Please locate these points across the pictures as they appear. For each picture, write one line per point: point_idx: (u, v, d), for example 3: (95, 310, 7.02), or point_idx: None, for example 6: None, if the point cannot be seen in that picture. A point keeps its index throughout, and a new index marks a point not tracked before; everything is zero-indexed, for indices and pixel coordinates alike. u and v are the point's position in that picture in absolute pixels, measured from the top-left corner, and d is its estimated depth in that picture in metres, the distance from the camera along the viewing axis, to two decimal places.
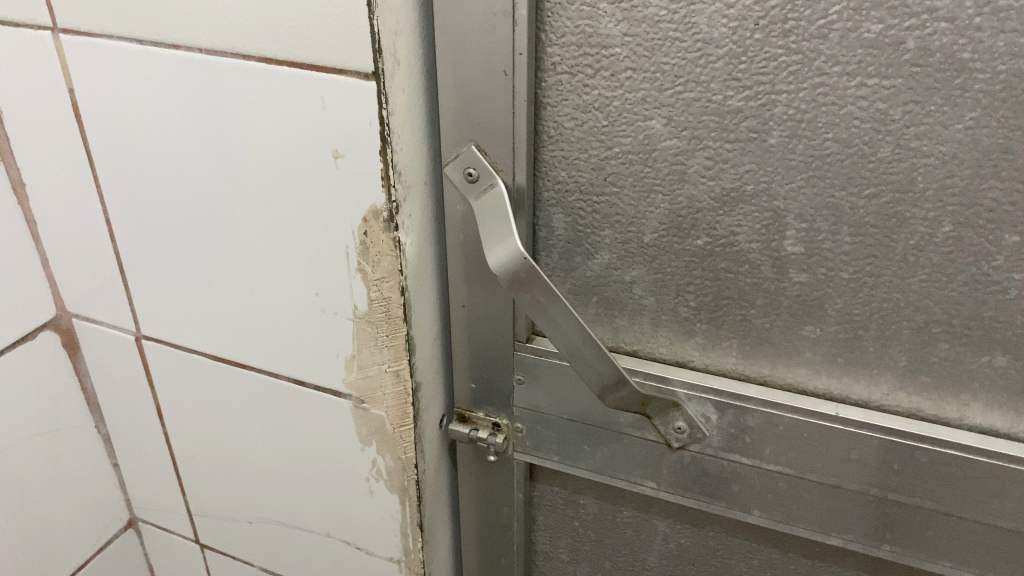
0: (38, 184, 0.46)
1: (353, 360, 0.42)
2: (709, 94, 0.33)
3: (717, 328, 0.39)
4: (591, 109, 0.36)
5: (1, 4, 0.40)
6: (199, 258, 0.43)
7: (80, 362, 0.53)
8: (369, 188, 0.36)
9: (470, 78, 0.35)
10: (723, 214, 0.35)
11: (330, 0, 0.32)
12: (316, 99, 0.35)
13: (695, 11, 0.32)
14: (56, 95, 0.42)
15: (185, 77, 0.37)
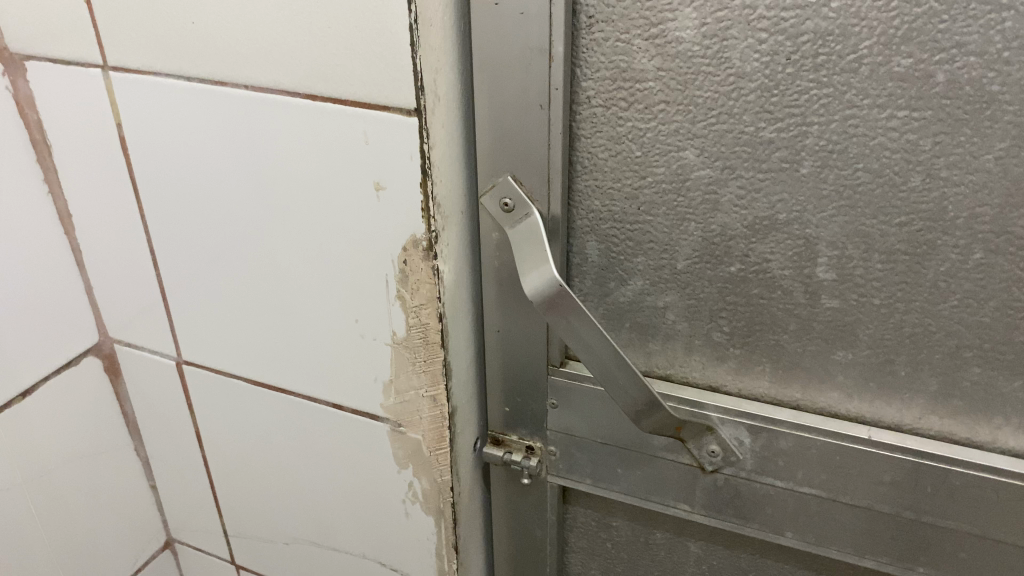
0: (84, 214, 0.47)
1: (391, 385, 0.43)
2: (741, 126, 0.34)
3: (750, 353, 0.39)
4: (625, 140, 0.36)
5: (53, 43, 0.41)
6: (240, 286, 0.44)
7: (120, 387, 0.54)
8: (409, 218, 0.37)
9: (507, 111, 0.36)
10: (756, 241, 0.36)
11: (373, 40, 0.33)
12: (359, 134, 0.36)
13: (728, 47, 0.33)
14: (104, 129, 0.43)
15: (231, 112, 0.39)
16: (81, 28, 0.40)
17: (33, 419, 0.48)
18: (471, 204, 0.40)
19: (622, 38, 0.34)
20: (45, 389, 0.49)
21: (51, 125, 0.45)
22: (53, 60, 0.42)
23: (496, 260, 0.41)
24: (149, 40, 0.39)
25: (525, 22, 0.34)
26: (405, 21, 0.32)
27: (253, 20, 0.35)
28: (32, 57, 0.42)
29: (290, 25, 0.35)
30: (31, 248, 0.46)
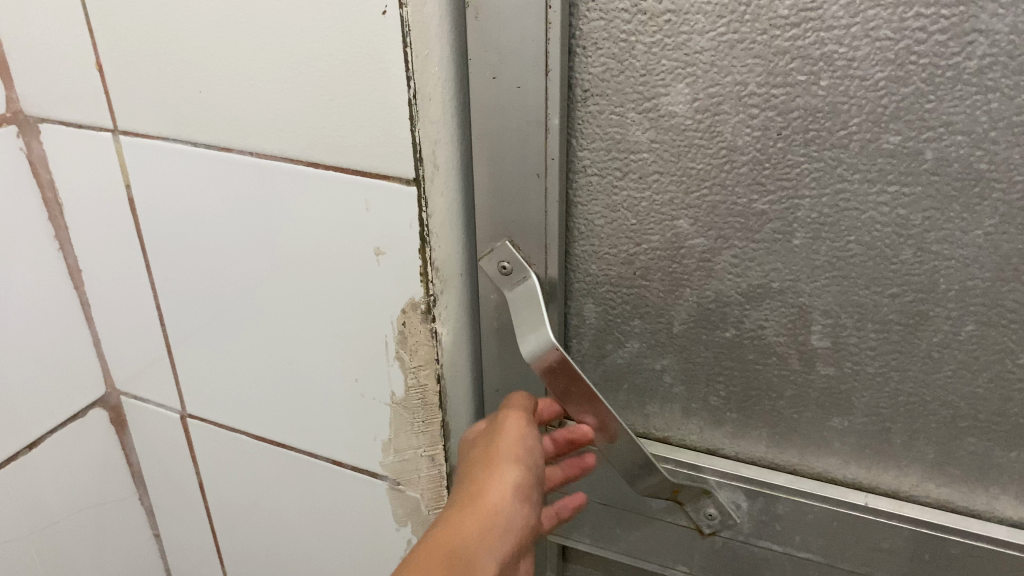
0: (94, 270, 0.48)
1: (390, 443, 0.43)
2: (733, 198, 0.34)
3: (746, 417, 0.39)
4: (620, 208, 0.37)
5: (67, 108, 0.43)
6: (244, 344, 0.45)
7: (126, 438, 0.54)
8: (408, 283, 0.38)
9: (504, 179, 0.37)
10: (751, 308, 0.37)
11: (374, 112, 0.34)
12: (361, 202, 0.37)
13: (719, 121, 0.33)
14: (113, 190, 0.44)
15: (236, 177, 0.40)
16: (94, 94, 0.41)
17: (38, 470, 0.49)
18: (470, 266, 0.41)
19: (617, 111, 0.35)
20: (50, 442, 0.49)
21: (63, 185, 0.46)
22: (66, 123, 0.43)
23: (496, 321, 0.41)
24: (158, 106, 0.40)
25: (522, 95, 0.35)
26: (404, 95, 0.33)
27: (258, 91, 0.37)
28: (46, 119, 0.44)
29: (295, 97, 0.36)
30: (40, 303, 0.47)
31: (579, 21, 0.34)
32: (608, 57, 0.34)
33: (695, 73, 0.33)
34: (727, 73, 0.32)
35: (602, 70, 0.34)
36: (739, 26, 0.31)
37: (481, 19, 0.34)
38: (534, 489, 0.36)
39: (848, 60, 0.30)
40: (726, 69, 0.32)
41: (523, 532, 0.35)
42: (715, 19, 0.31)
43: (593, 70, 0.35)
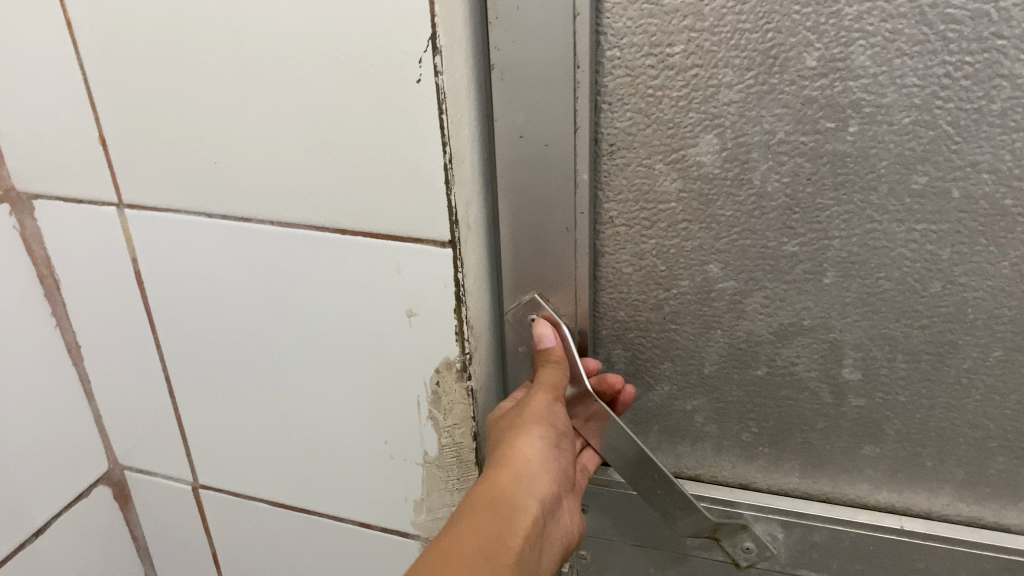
0: (94, 345, 0.47)
1: (423, 502, 0.43)
2: (763, 242, 0.35)
3: (779, 451, 0.40)
4: (649, 256, 0.37)
5: (65, 183, 0.41)
6: (262, 412, 0.44)
7: (131, 513, 0.53)
8: (443, 343, 0.37)
9: (533, 235, 0.37)
10: (782, 346, 0.37)
11: (406, 177, 0.34)
12: (392, 265, 0.36)
13: (749, 169, 0.34)
14: (117, 263, 0.43)
15: (255, 246, 0.39)
16: (97, 167, 0.40)
17: (49, 558, 0.47)
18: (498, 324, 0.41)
19: (644, 162, 0.35)
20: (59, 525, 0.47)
21: (59, 260, 0.44)
22: (64, 198, 0.42)
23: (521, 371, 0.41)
24: (168, 177, 0.39)
25: (550, 152, 0.35)
26: (439, 159, 0.33)
27: (279, 160, 0.36)
28: (41, 196, 0.42)
29: (321, 164, 0.35)
30: (40, 383, 0.45)
31: (604, 76, 0.34)
32: (636, 111, 0.34)
33: (723, 124, 0.33)
34: (756, 123, 0.33)
35: (629, 123, 0.35)
36: (767, 78, 0.32)
37: (506, 79, 0.34)
38: (562, 435, 0.37)
39: (877, 107, 0.31)
40: (755, 120, 0.33)
41: (557, 478, 0.36)
42: (743, 72, 0.32)
43: (618, 124, 0.35)
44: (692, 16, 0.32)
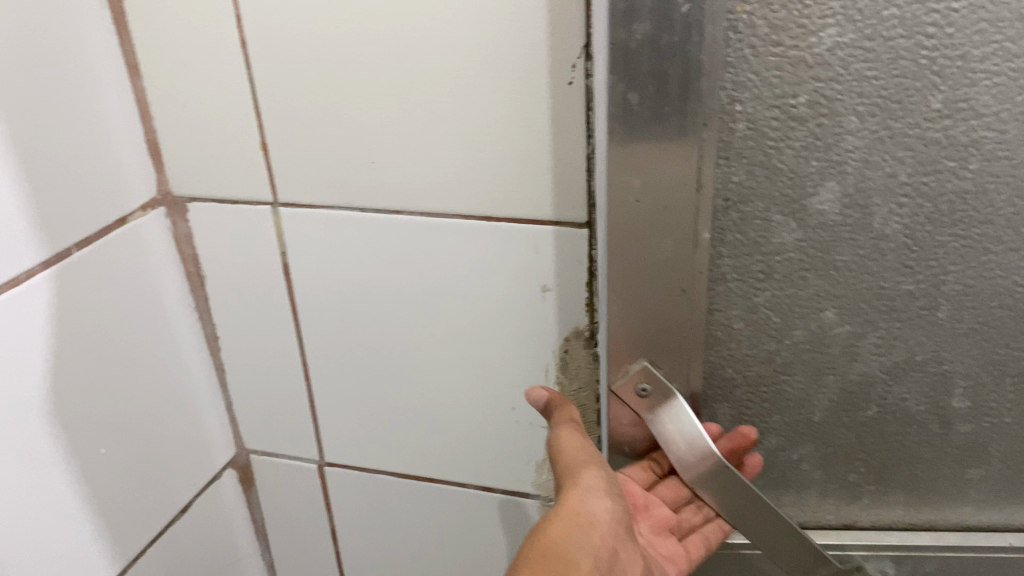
0: (233, 337, 0.55)
1: (545, 461, 0.53)
2: (881, 284, 0.36)
3: (885, 487, 0.42)
4: (761, 309, 0.38)
5: (223, 187, 0.49)
6: (401, 382, 0.54)
7: (251, 495, 0.63)
8: (573, 315, 0.49)
9: (648, 295, 0.38)
10: (894, 384, 0.38)
11: (551, 177, 0.45)
12: (533, 249, 0.47)
13: (870, 213, 0.34)
14: (262, 252, 0.51)
15: (405, 237, 0.48)
16: (253, 172, 0.48)
17: (184, 532, 0.56)
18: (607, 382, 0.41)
19: (762, 215, 0.36)
20: (193, 505, 0.57)
21: (204, 257, 0.52)
22: (219, 198, 0.50)
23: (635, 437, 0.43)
24: (321, 181, 0.47)
25: (667, 214, 0.35)
26: (582, 151, 0.43)
27: (433, 167, 0.45)
28: (195, 199, 0.50)
29: (473, 168, 0.45)
30: (191, 350, 0.55)
31: (725, 133, 0.34)
32: (755, 164, 0.35)
33: (845, 170, 0.34)
34: (880, 168, 0.33)
35: (747, 176, 0.35)
36: (891, 122, 0.32)
37: (625, 145, 0.34)
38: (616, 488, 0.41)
39: (998, 143, 0.32)
40: (878, 165, 0.33)
41: (608, 531, 0.39)
42: (866, 118, 0.32)
43: (736, 178, 0.35)
44: (817, 67, 0.32)
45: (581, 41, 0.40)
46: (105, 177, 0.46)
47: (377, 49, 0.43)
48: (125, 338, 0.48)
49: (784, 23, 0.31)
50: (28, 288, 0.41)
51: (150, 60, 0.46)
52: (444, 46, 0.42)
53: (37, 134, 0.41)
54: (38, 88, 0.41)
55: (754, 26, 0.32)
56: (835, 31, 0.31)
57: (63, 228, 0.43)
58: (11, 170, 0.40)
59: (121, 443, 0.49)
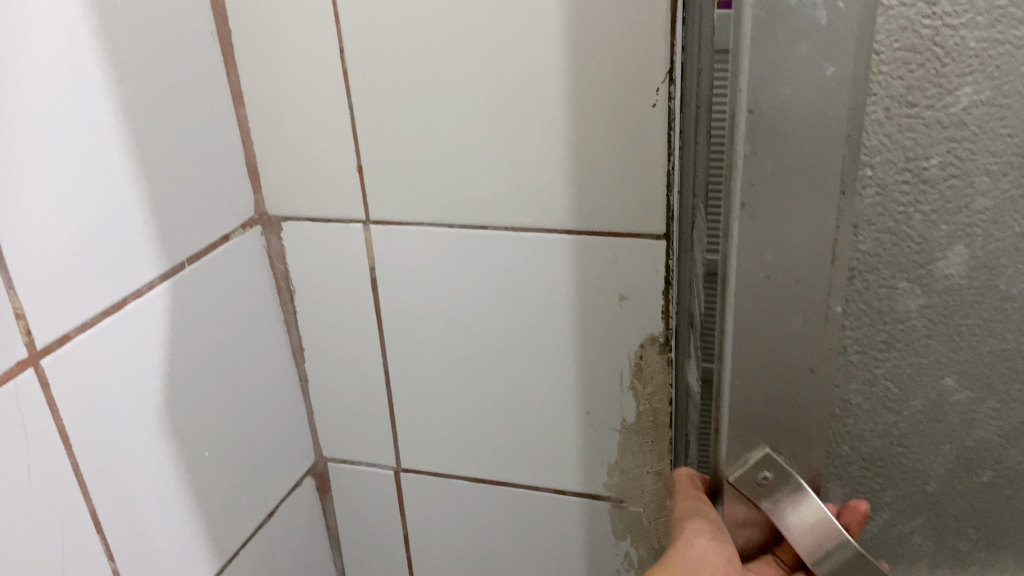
0: (318, 347, 0.59)
1: (617, 464, 0.56)
2: (1000, 343, 0.37)
3: (998, 551, 0.42)
4: (882, 380, 0.39)
5: (320, 206, 0.54)
6: (476, 390, 0.57)
7: (328, 503, 0.65)
8: (649, 322, 0.51)
9: (771, 363, 0.38)
10: (1010, 447, 0.39)
11: (630, 192, 0.48)
12: (611, 258, 0.50)
13: (998, 277, 0.35)
14: (352, 265, 0.55)
15: (492, 250, 0.52)
16: (348, 192, 0.53)
17: (274, 529, 0.59)
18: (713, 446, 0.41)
19: (886, 282, 0.37)
20: (280, 509, 0.59)
21: (295, 271, 0.57)
22: (314, 218, 0.55)
23: (747, 528, 0.42)
24: (409, 200, 0.52)
25: (800, 283, 0.36)
26: (663, 165, 0.46)
27: (515, 185, 0.49)
28: (289, 218, 0.55)
29: (555, 186, 0.49)
30: (281, 356, 0.59)
31: (855, 200, 0.35)
32: (882, 232, 0.36)
33: (975, 232, 0.35)
34: (1010, 229, 0.34)
35: (875, 244, 0.36)
36: None
37: (759, 216, 0.35)
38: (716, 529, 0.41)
39: None
40: (1008, 226, 0.34)
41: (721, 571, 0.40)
42: (1000, 177, 0.34)
43: (865, 247, 0.36)
44: (951, 128, 0.33)
45: (665, 67, 0.44)
46: (213, 197, 0.51)
47: (466, 77, 0.47)
48: (227, 343, 0.53)
49: (920, 83, 0.33)
50: (148, 298, 0.46)
51: (253, 90, 0.52)
52: (537, 70, 0.46)
53: (158, 159, 0.47)
54: (165, 120, 0.47)
55: (889, 88, 0.33)
56: (971, 89, 0.32)
57: (177, 243, 0.48)
58: (138, 191, 0.45)
59: (219, 443, 0.53)
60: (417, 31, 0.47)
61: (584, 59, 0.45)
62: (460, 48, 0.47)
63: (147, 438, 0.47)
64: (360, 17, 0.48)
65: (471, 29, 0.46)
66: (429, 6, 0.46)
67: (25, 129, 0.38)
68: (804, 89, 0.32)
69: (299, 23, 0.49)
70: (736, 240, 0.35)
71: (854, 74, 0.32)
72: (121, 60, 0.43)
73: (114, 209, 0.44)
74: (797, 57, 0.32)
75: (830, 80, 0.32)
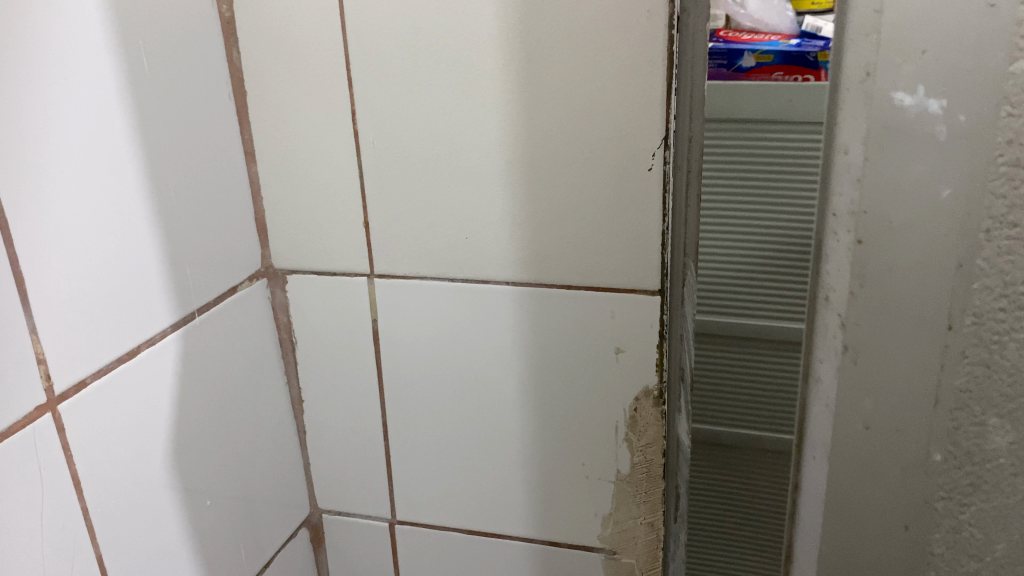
0: (318, 398, 0.60)
1: (611, 516, 0.57)
2: None
3: None
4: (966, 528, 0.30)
5: (327, 260, 0.56)
6: (473, 441, 0.58)
7: (321, 555, 0.66)
8: (643, 375, 0.53)
9: (859, 537, 0.31)
10: None
11: (626, 249, 0.50)
12: (608, 312, 0.52)
13: None
14: (355, 317, 0.57)
15: (493, 304, 0.54)
16: (354, 246, 0.55)
17: None
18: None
19: (975, 420, 0.29)
20: (275, 561, 0.60)
21: (298, 323, 0.58)
22: (319, 271, 0.56)
23: None
24: (412, 254, 0.54)
25: (897, 446, 0.29)
26: (657, 225, 0.49)
27: (518, 241, 0.52)
28: (295, 270, 0.57)
29: (556, 244, 0.51)
30: (280, 408, 0.60)
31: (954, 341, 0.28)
32: (978, 365, 0.28)
33: None
34: None
35: (967, 378, 0.28)
36: None
37: (863, 363, 0.29)
38: None
39: None
40: None
41: None
42: None
43: (958, 382, 0.28)
44: None
45: (659, 134, 0.47)
46: (223, 250, 0.53)
47: (473, 139, 0.50)
48: (231, 393, 0.54)
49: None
50: (159, 346, 0.48)
51: (265, 148, 0.54)
52: (541, 136, 0.49)
53: (175, 210, 0.48)
54: (183, 176, 0.49)
55: (992, 207, 0.26)
56: None
57: (189, 294, 0.50)
58: (154, 242, 0.47)
59: (218, 493, 0.53)
60: (427, 95, 0.50)
61: (584, 125, 0.48)
62: (468, 112, 0.49)
63: (152, 485, 0.48)
64: (372, 81, 0.50)
65: (478, 94, 0.49)
66: (440, 73, 0.49)
67: (54, 181, 0.40)
68: (919, 214, 0.26)
69: (313, 85, 0.52)
70: (825, 389, 0.30)
71: (979, 195, 0.26)
72: (144, 118, 0.45)
73: (132, 258, 0.45)
74: (913, 179, 0.26)
75: (945, 203, 0.26)
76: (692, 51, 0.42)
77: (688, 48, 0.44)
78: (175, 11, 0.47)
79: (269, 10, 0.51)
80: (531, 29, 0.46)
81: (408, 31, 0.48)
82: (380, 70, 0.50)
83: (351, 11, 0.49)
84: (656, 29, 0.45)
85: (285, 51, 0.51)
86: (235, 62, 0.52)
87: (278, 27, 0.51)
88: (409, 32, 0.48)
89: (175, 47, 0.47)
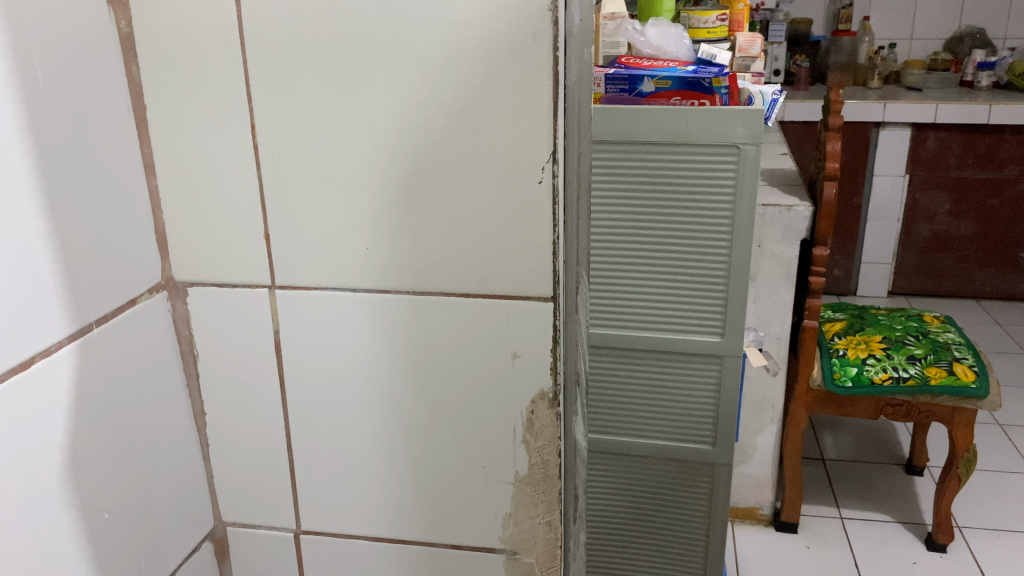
0: (220, 411, 0.61)
1: (511, 517, 0.60)
2: None
3: None
4: None
5: (229, 272, 0.57)
6: (375, 449, 0.59)
7: (225, 569, 0.65)
8: (539, 379, 0.55)
9: None
10: None
11: (519, 260, 0.53)
12: (504, 318, 0.54)
13: None
14: (257, 329, 0.58)
15: (394, 313, 0.55)
16: (255, 258, 0.56)
17: None
18: None
19: None
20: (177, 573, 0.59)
21: (200, 336, 0.59)
22: (220, 284, 0.57)
23: None
24: (314, 265, 0.55)
25: None
26: (548, 236, 0.52)
27: (416, 251, 0.53)
28: (195, 283, 0.58)
29: (453, 252, 0.53)
30: (182, 421, 0.60)
31: None
32: None
33: None
34: None
35: None
36: None
37: None
38: None
39: None
40: None
41: None
42: None
43: None
44: None
45: (548, 149, 0.50)
46: (122, 263, 0.53)
47: (371, 154, 0.52)
48: (130, 405, 0.54)
49: None
50: (54, 357, 0.47)
51: (166, 163, 0.55)
52: (437, 150, 0.51)
53: (71, 221, 0.48)
54: (79, 188, 0.49)
55: None
56: None
57: (86, 306, 0.50)
58: (49, 253, 0.47)
59: (117, 504, 0.53)
60: (326, 111, 0.51)
61: (477, 142, 0.50)
62: (367, 128, 0.51)
63: (45, 497, 0.47)
64: (272, 96, 0.52)
65: (376, 111, 0.51)
66: (338, 90, 0.51)
67: None
68: None
69: (213, 99, 0.53)
70: None
71: None
72: (40, 130, 0.46)
73: (26, 268, 0.45)
74: None
75: None
76: (577, 75, 0.48)
77: (575, 74, 0.48)
78: (72, 25, 0.48)
79: (167, 27, 0.52)
80: (423, 48, 0.49)
81: (306, 48, 0.50)
82: (280, 85, 0.51)
83: (249, 29, 0.51)
84: (542, 50, 0.47)
85: (184, 67, 0.52)
86: (134, 78, 0.53)
87: (178, 43, 0.52)
88: (307, 51, 0.50)
89: (72, 61, 0.48)
